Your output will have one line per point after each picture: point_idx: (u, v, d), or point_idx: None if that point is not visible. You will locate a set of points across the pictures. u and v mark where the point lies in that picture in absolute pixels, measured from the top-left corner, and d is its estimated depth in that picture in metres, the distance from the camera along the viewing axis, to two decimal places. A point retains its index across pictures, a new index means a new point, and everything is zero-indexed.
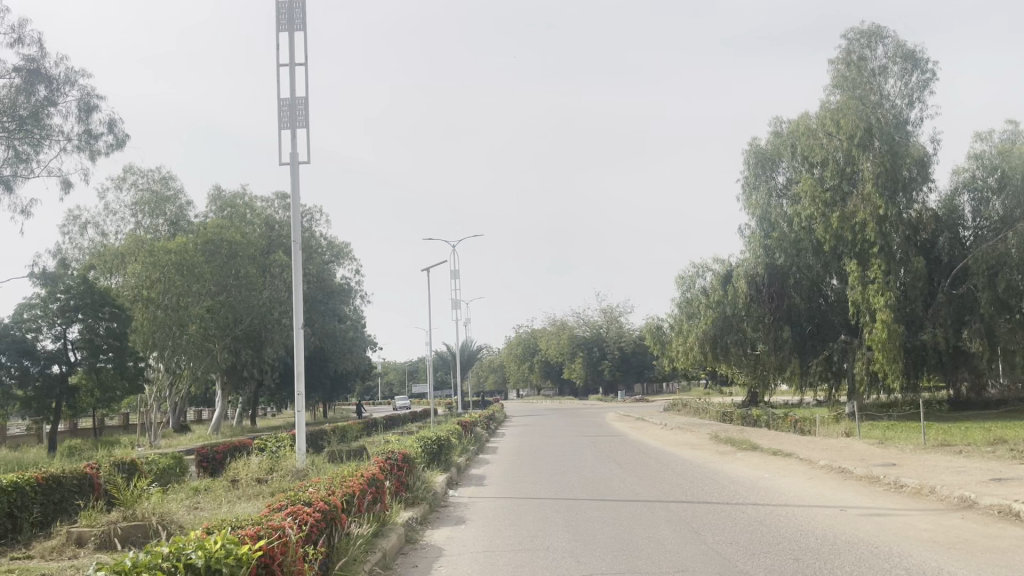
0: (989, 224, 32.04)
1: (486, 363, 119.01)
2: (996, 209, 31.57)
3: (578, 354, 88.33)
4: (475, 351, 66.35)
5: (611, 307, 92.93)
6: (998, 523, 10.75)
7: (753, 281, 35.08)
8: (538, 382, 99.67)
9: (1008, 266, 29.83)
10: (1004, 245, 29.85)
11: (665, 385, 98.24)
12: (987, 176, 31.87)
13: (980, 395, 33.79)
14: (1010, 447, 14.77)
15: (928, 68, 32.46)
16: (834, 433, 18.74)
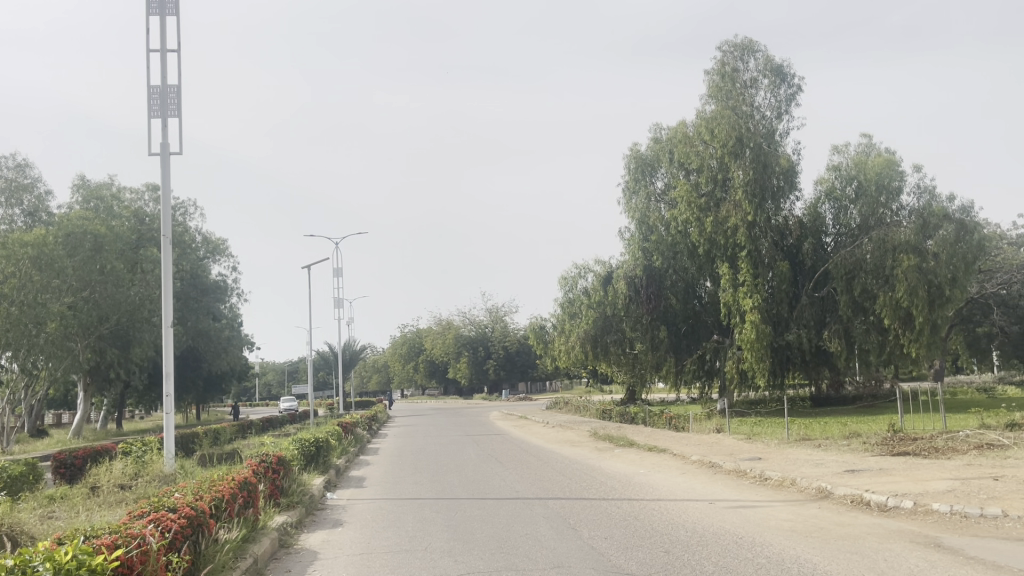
0: (847, 231, 34.15)
1: (371, 363, 117.62)
2: (853, 217, 33.70)
3: (462, 353, 88.67)
4: (359, 350, 65.44)
5: (496, 307, 93.81)
6: (851, 512, 11.47)
7: (633, 282, 36.04)
8: (423, 382, 99.20)
9: (864, 272, 31.94)
10: (860, 251, 32.01)
11: (548, 383, 99.78)
12: (845, 185, 33.70)
13: (837, 391, 35.99)
14: (864, 441, 15.79)
15: (795, 82, 34.26)
16: (706, 429, 19.50)
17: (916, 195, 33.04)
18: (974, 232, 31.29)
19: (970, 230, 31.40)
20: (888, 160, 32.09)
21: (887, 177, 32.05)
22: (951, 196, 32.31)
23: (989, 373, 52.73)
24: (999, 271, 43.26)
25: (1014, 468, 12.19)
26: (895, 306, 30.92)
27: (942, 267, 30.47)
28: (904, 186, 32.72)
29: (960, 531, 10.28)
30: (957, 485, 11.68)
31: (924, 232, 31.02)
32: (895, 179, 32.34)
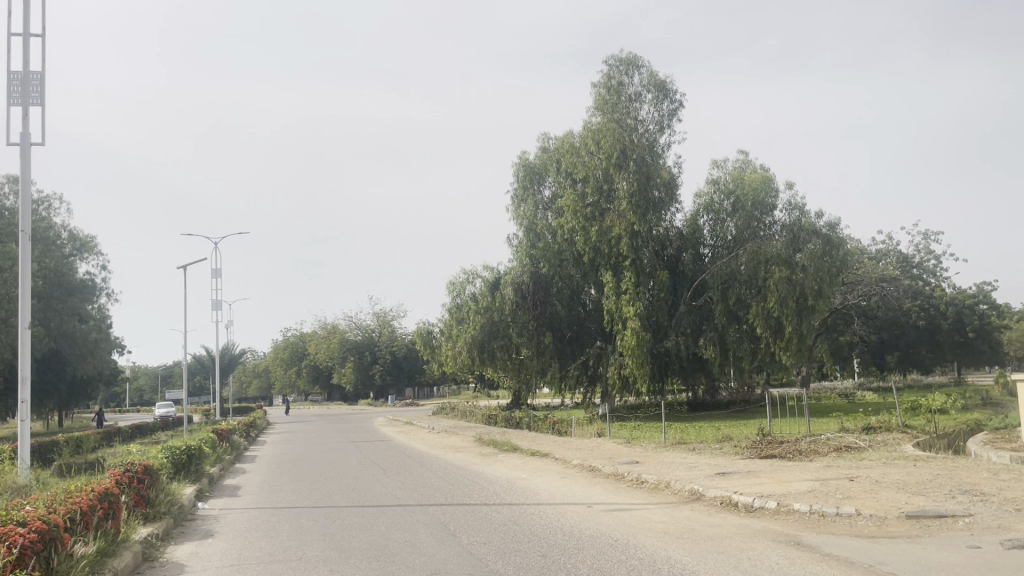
0: (723, 243, 35.58)
1: (251, 367, 114.15)
2: (730, 230, 35.16)
3: (348, 358, 87.29)
4: (238, 354, 63.37)
5: (384, 311, 93.02)
6: (720, 513, 11.94)
7: (519, 288, 36.49)
8: (306, 388, 96.91)
9: (738, 282, 33.40)
10: (736, 262, 33.44)
11: (435, 388, 99.55)
12: (724, 199, 35.17)
13: (713, 396, 37.40)
14: (734, 444, 16.49)
15: (677, 98, 35.52)
16: (588, 433, 19.91)
17: (787, 212, 34.78)
18: (839, 248, 33.08)
19: (836, 245, 33.17)
20: (762, 177, 33.67)
21: (762, 193, 33.57)
22: (818, 212, 34.17)
23: (850, 381, 56.09)
24: (860, 284, 46.08)
25: (868, 468, 13.01)
26: (767, 316, 32.45)
27: (809, 278, 32.10)
28: (777, 202, 34.39)
29: (819, 529, 10.86)
30: (817, 485, 12.36)
31: (793, 246, 32.70)
32: (768, 196, 33.94)
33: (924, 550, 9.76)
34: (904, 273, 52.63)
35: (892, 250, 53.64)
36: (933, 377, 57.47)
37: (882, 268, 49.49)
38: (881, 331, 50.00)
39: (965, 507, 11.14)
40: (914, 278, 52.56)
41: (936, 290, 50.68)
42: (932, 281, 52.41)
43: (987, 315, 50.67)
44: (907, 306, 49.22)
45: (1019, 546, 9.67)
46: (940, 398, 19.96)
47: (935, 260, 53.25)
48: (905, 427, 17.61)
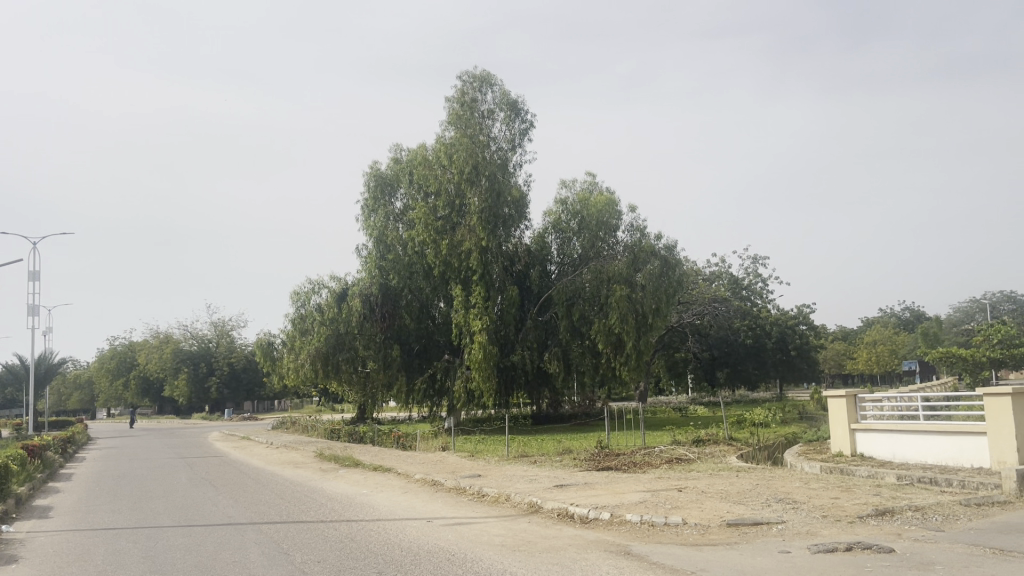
0: (569, 261, 36.55)
1: (72, 378, 105.96)
2: (576, 248, 36.21)
3: (181, 369, 82.68)
4: (55, 365, 58.68)
5: (223, 321, 89.17)
6: (556, 525, 12.21)
7: (367, 300, 35.96)
8: (133, 401, 90.93)
9: (581, 299, 34.44)
10: (580, 280, 34.48)
11: (275, 401, 96.23)
12: (571, 218, 36.22)
13: (556, 409, 38.27)
14: (573, 457, 16.96)
15: (528, 118, 36.38)
16: (432, 447, 19.89)
17: (629, 233, 36.37)
18: (675, 268, 35.10)
19: (673, 265, 35.27)
20: (607, 200, 35.00)
21: (606, 214, 34.91)
22: (657, 235, 35.93)
23: (683, 397, 58.65)
24: (695, 303, 49.12)
25: (696, 479, 13.69)
26: (608, 332, 33.62)
27: (647, 297, 33.67)
28: (619, 223, 35.84)
29: (648, 538, 11.30)
30: (647, 496, 12.88)
31: (633, 266, 34.20)
32: (612, 218, 35.34)
33: (742, 556, 10.38)
34: (734, 295, 55.98)
35: (724, 273, 56.88)
36: (757, 394, 61.53)
37: (714, 289, 52.52)
38: (712, 348, 52.52)
39: (779, 514, 11.94)
40: (743, 300, 56.02)
41: (761, 311, 54.29)
42: (759, 302, 56.09)
43: (805, 335, 55.17)
44: (736, 325, 52.30)
45: (823, 550, 10.49)
46: (761, 413, 21.39)
47: (762, 283, 56.95)
48: (730, 439, 18.73)
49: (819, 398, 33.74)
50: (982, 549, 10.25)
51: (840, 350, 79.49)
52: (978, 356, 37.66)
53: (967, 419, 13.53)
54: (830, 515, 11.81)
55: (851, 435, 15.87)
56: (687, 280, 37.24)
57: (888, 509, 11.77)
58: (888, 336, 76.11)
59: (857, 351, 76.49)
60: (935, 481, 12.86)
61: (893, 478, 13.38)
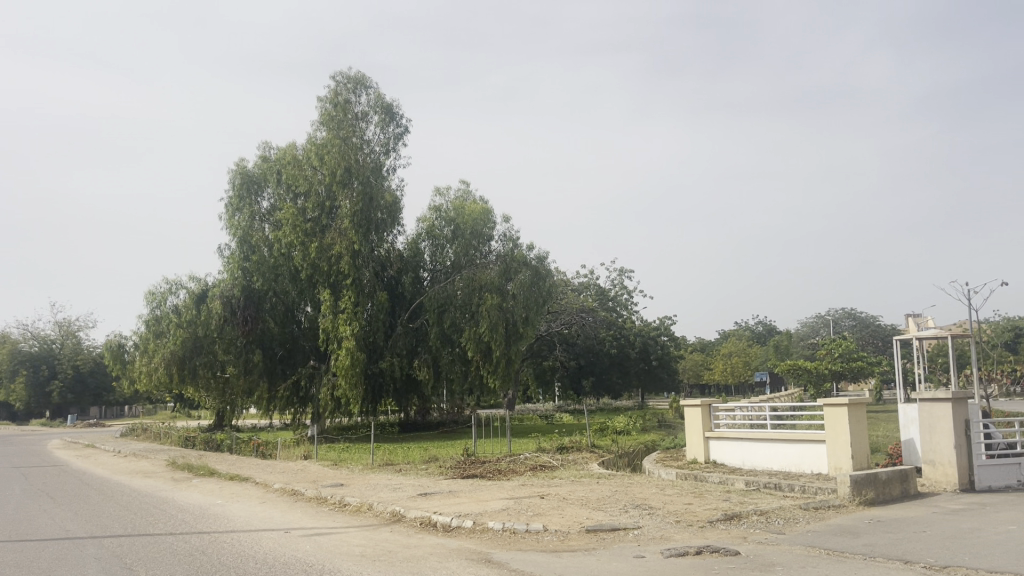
0: (441, 268, 36.48)
1: None
2: (448, 255, 36.20)
3: (19, 372, 76.61)
4: None
5: (68, 321, 83.42)
6: (417, 534, 12.11)
7: (228, 302, 34.61)
8: None
9: (452, 306, 34.47)
10: (452, 287, 34.54)
11: (125, 407, 90.84)
12: (444, 225, 36.23)
13: (424, 417, 38.12)
14: (439, 465, 16.90)
15: (403, 123, 36.19)
16: (294, 455, 19.34)
17: (502, 243, 36.80)
18: (545, 278, 35.80)
19: (544, 276, 35.99)
20: (482, 209, 35.33)
21: (480, 223, 35.21)
22: (529, 245, 36.52)
23: (549, 405, 59.62)
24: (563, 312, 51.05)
25: (558, 486, 13.93)
26: (478, 340, 33.80)
27: (518, 306, 34.14)
28: (493, 233, 36.20)
29: (509, 546, 11.40)
30: (510, 503, 12.99)
31: (505, 276, 34.63)
32: (485, 227, 35.69)
33: (598, 562, 10.64)
34: (601, 306, 57.42)
35: (592, 283, 58.31)
36: (620, 403, 63.36)
37: (582, 300, 53.83)
38: (579, 357, 53.58)
39: (635, 520, 12.33)
40: (609, 311, 57.62)
41: (626, 322, 56.09)
42: (624, 313, 57.98)
43: (666, 346, 57.34)
44: (602, 335, 53.73)
45: (675, 554, 10.90)
46: (623, 421, 22.06)
47: (627, 295, 58.76)
48: (593, 446, 19.21)
49: (678, 407, 35.21)
50: (818, 551, 10.95)
51: (698, 361, 83.24)
52: (821, 369, 40.40)
53: (809, 428, 14.42)
54: (683, 520, 12.29)
55: (705, 443, 16.59)
56: (557, 291, 38.05)
57: (735, 514, 12.38)
58: (741, 348, 80.23)
59: (714, 361, 80.21)
60: (779, 486, 13.64)
61: (742, 484, 14.09)
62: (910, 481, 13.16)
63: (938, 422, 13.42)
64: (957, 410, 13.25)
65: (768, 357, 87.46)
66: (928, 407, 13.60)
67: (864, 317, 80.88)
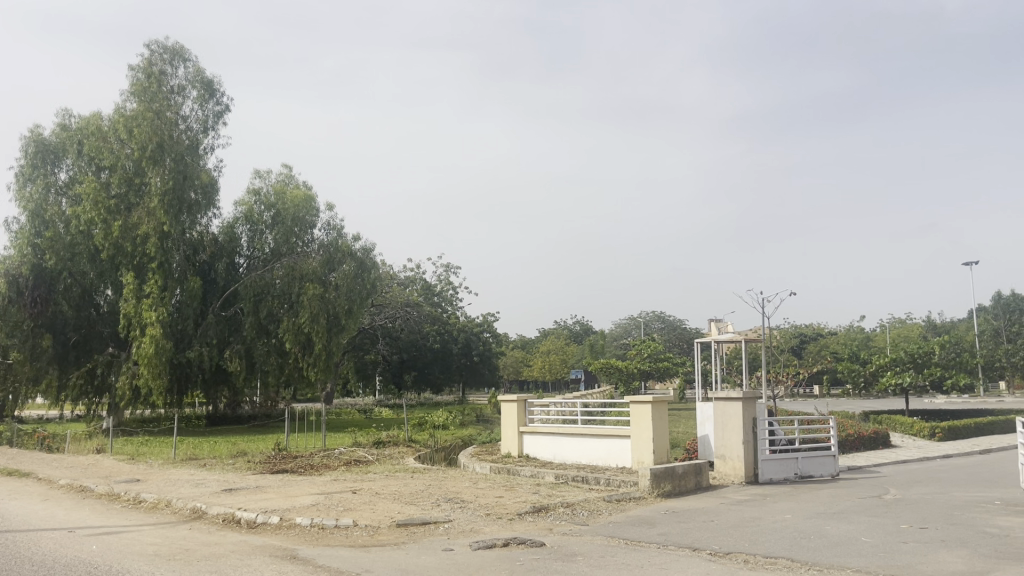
0: (259, 255, 35.08)
1: None
2: (267, 242, 34.86)
3: None
4: None
5: None
6: (220, 531, 11.57)
7: (14, 282, 31.46)
8: None
9: (270, 295, 33.25)
10: (270, 276, 33.29)
11: None
12: (264, 210, 34.85)
13: (234, 410, 36.47)
14: (247, 460, 16.25)
15: (223, 101, 34.59)
16: (85, 449, 17.91)
17: (325, 231, 35.90)
18: (370, 270, 35.51)
19: (368, 268, 35.56)
20: (305, 195, 34.41)
21: (303, 211, 34.26)
22: (354, 236, 35.93)
23: (369, 399, 58.93)
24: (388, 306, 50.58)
25: (371, 481, 13.77)
26: (296, 331, 32.80)
27: (340, 298, 33.55)
28: (316, 221, 35.32)
29: (316, 541, 11.15)
30: (321, 499, 12.71)
31: (328, 266, 33.92)
32: (308, 214, 34.77)
33: (406, 556, 10.63)
34: (426, 301, 57.51)
35: (418, 278, 58.26)
36: (440, 397, 63.79)
37: (407, 295, 53.69)
38: (402, 351, 53.26)
39: (446, 513, 12.43)
40: (434, 306, 57.82)
41: (451, 317, 56.59)
42: (448, 308, 58.33)
43: (487, 342, 58.34)
44: (426, 329, 53.73)
45: (483, 547, 11.09)
46: (441, 416, 22.19)
47: (452, 290, 59.22)
48: (410, 441, 19.19)
49: (496, 402, 35.86)
50: (617, 541, 11.52)
51: (518, 358, 85.23)
52: (631, 368, 42.46)
53: (616, 424, 15.12)
54: (493, 513, 12.52)
55: (519, 438, 16.99)
56: (380, 283, 37.71)
57: (543, 506, 12.78)
58: (560, 346, 83.02)
59: (533, 358, 82.47)
60: (586, 479, 14.21)
61: (552, 477, 14.56)
62: (704, 475, 14.12)
63: (729, 420, 14.47)
64: (746, 409, 14.37)
65: (584, 356, 91.18)
66: (722, 405, 14.63)
67: (672, 320, 86.27)
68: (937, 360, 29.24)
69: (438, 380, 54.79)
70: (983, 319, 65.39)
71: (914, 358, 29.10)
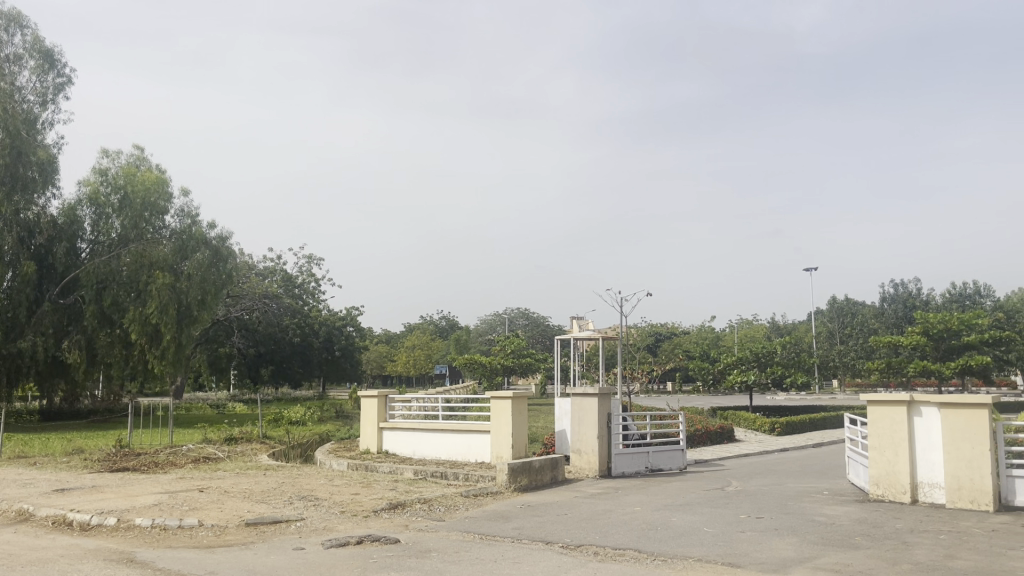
0: (105, 240, 33.02)
1: None
2: (114, 226, 32.85)
3: None
4: None
5: None
6: (48, 534, 10.79)
7: None
8: None
9: (115, 283, 31.32)
10: (116, 262, 31.50)
11: None
12: (111, 192, 32.80)
13: (72, 405, 34.15)
14: (84, 458, 15.25)
15: (66, 73, 32.37)
16: None
17: (178, 218, 34.51)
18: (225, 260, 34.38)
19: (223, 258, 34.38)
20: (157, 178, 32.76)
21: (154, 195, 32.65)
22: (209, 223, 34.52)
23: (224, 395, 56.59)
24: (244, 298, 48.72)
25: (220, 480, 13.22)
26: (143, 322, 31.04)
27: (192, 288, 32.16)
28: (169, 207, 33.76)
29: (157, 543, 10.59)
30: (164, 498, 12.09)
31: (180, 254, 32.58)
32: (160, 198, 33.13)
33: (255, 556, 10.28)
34: (286, 293, 55.84)
35: (278, 268, 56.45)
36: (299, 393, 62.25)
37: (265, 286, 51.97)
38: (258, 344, 51.41)
39: (299, 511, 12.11)
40: (295, 298, 56.18)
41: (312, 310, 55.29)
42: (310, 301, 56.95)
43: (350, 336, 57.41)
44: (285, 322, 52.15)
45: (336, 545, 10.87)
46: (297, 411, 21.62)
47: (314, 282, 57.83)
48: (264, 437, 18.59)
49: (356, 398, 35.36)
50: (472, 536, 11.58)
51: (382, 352, 84.14)
52: (494, 363, 42.83)
53: (477, 419, 15.20)
54: (348, 510, 12.31)
55: (379, 433, 16.79)
56: (236, 273, 36.54)
57: (399, 503, 12.68)
58: (425, 341, 82.65)
59: (398, 353, 81.72)
60: (444, 475, 14.22)
61: (410, 473, 14.48)
62: (559, 469, 14.44)
63: (585, 415, 14.85)
64: (602, 404, 14.79)
65: (448, 352, 91.39)
66: (579, 401, 14.99)
67: (536, 317, 87.84)
68: (778, 360, 31.12)
69: (298, 374, 53.38)
70: (819, 322, 70.23)
71: (758, 357, 30.86)
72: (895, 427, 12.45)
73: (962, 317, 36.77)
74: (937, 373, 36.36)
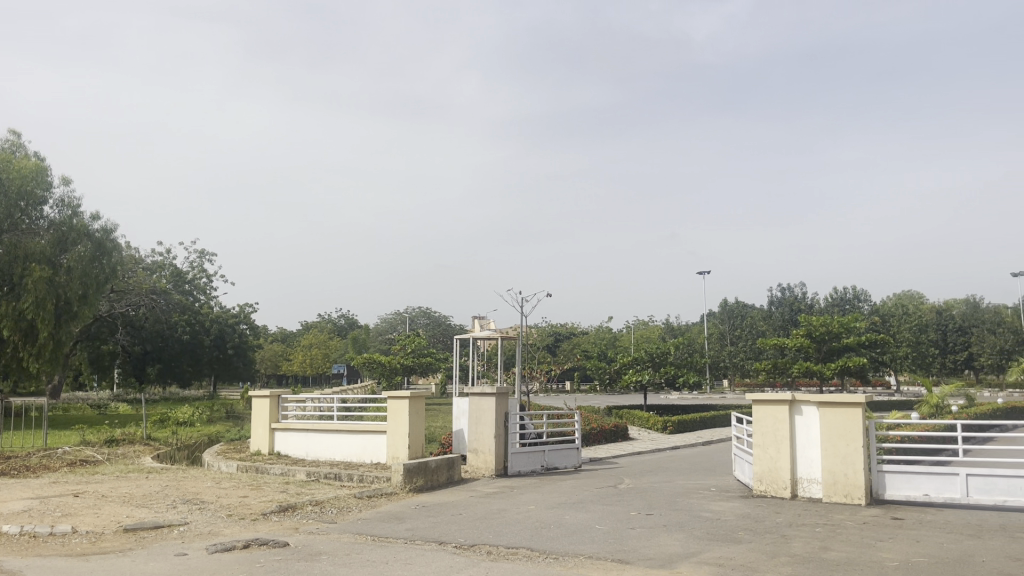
0: None
1: None
2: None
3: None
4: None
5: None
6: None
7: None
8: None
9: None
10: None
11: None
12: None
13: None
14: None
15: None
16: None
17: (58, 208, 32.80)
18: (108, 254, 32.81)
19: (106, 252, 32.79)
20: (35, 166, 30.97)
21: (31, 183, 30.84)
22: (92, 215, 32.89)
23: (106, 393, 54.34)
24: (130, 294, 46.56)
25: (97, 483, 12.61)
26: (17, 318, 29.32)
27: (72, 283, 30.56)
28: (47, 197, 32.00)
29: (24, 552, 9.99)
30: (34, 504, 11.43)
31: (59, 246, 30.93)
32: (38, 187, 31.37)
33: (132, 563, 9.82)
34: (175, 289, 53.91)
35: (167, 263, 54.30)
36: (187, 392, 60.09)
37: (152, 282, 49.98)
38: (144, 343, 49.33)
39: (182, 516, 11.66)
40: (185, 294, 54.34)
41: (203, 307, 53.65)
42: (201, 298, 55.21)
43: (244, 335, 56.59)
44: (174, 319, 50.19)
45: (221, 550, 10.51)
46: (185, 411, 20.88)
47: (206, 278, 56.00)
48: (148, 439, 17.86)
49: (247, 397, 34.44)
50: (364, 537, 11.42)
51: (277, 351, 81.94)
52: (394, 363, 42.44)
53: (373, 419, 15.01)
54: (235, 514, 11.93)
55: (271, 434, 16.37)
56: (120, 266, 34.91)
57: (290, 505, 12.37)
58: (322, 340, 81.00)
59: (294, 352, 79.80)
60: (338, 477, 13.97)
61: (303, 475, 14.17)
62: (455, 469, 14.41)
63: (482, 415, 14.86)
64: (498, 404, 14.83)
65: (347, 351, 90.07)
66: (476, 400, 14.99)
67: (437, 317, 87.68)
68: (671, 360, 32.00)
69: (186, 374, 51.60)
70: (711, 324, 72.64)
71: (653, 358, 31.64)
72: (777, 425, 12.95)
73: (841, 322, 38.75)
74: (818, 373, 38.23)
